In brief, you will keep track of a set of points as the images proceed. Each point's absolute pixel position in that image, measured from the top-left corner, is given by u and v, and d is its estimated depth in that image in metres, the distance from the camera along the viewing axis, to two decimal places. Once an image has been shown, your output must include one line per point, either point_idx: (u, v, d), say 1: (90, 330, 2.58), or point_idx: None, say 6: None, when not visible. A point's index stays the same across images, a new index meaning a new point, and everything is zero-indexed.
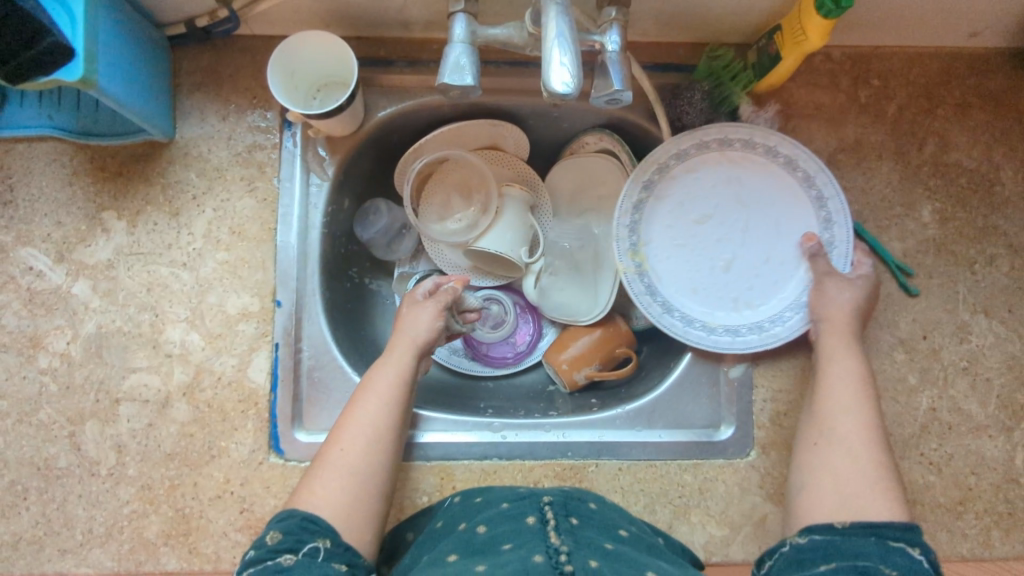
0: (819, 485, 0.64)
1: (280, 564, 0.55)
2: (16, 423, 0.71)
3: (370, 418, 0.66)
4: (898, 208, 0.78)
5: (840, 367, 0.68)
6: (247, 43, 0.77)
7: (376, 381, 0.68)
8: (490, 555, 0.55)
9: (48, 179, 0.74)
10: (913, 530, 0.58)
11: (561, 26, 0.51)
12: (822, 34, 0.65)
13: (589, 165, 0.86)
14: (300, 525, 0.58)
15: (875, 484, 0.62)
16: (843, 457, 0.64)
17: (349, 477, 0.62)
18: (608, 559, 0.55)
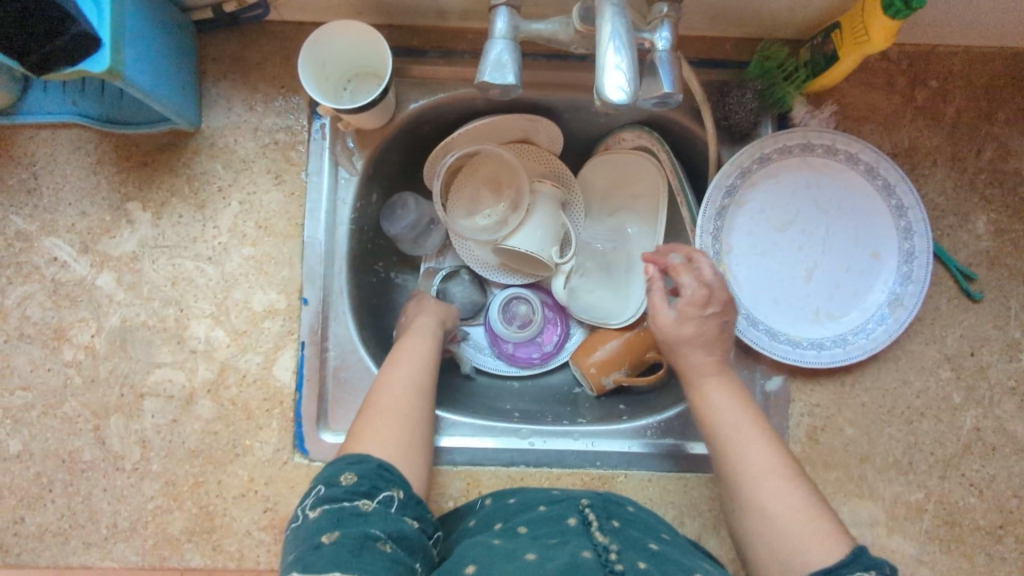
0: (766, 543, 0.56)
1: (359, 508, 0.55)
2: (41, 415, 0.70)
3: (399, 406, 0.66)
4: (952, 218, 0.74)
5: (716, 410, 0.64)
6: (276, 30, 0.74)
7: (403, 356, 0.71)
8: (538, 543, 0.55)
9: (73, 167, 0.72)
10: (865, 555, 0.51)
11: (616, 26, 0.48)
12: (886, 37, 0.61)
13: (627, 163, 0.82)
14: (377, 473, 0.58)
15: (809, 527, 0.55)
16: (769, 504, 0.57)
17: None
18: (655, 559, 0.54)
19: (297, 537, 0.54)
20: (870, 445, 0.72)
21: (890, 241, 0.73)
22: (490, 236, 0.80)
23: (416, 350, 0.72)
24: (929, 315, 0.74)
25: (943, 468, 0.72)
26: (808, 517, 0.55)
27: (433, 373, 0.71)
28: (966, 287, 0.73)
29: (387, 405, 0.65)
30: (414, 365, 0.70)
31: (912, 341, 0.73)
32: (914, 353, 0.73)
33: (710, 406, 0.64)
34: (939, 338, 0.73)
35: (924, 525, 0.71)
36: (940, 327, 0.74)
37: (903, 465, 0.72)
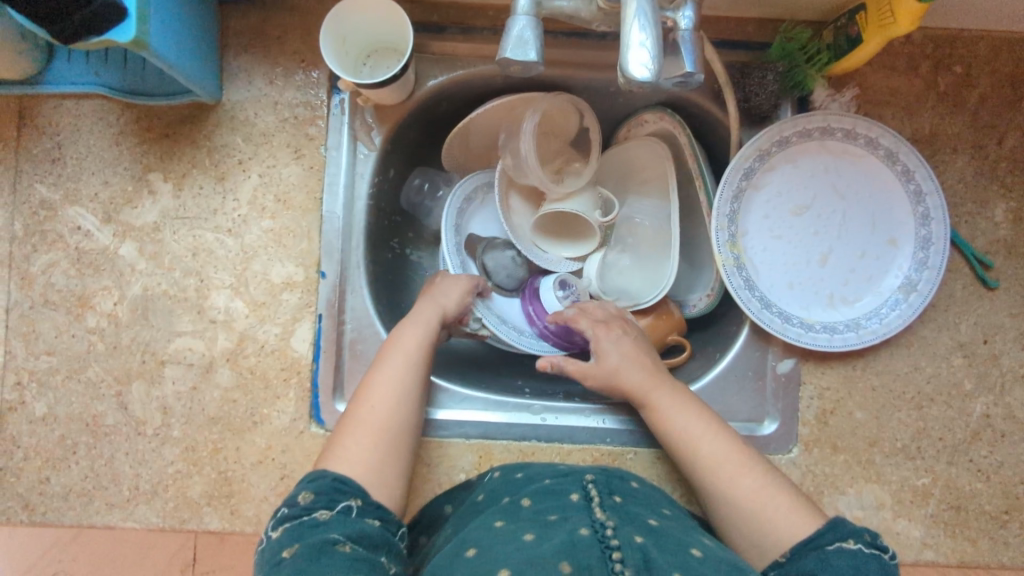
0: (739, 521, 0.62)
1: (317, 520, 0.56)
2: (66, 380, 0.72)
3: (392, 399, 0.66)
4: (970, 206, 0.74)
5: (670, 414, 0.67)
6: (297, 4, 0.74)
7: (397, 343, 0.69)
8: (538, 522, 0.56)
9: (97, 138, 0.73)
10: (841, 525, 0.58)
11: (642, 3, 0.48)
12: (913, 19, 0.61)
13: (642, 150, 0.82)
14: (333, 487, 0.59)
15: (773, 510, 0.61)
16: (734, 492, 0.63)
17: (374, 463, 0.63)
18: (652, 535, 0.55)
19: (263, 558, 0.55)
20: (879, 429, 0.73)
21: (907, 227, 0.73)
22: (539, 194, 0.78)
23: (413, 333, 0.70)
24: (944, 301, 0.74)
25: (951, 453, 0.73)
26: (772, 499, 0.62)
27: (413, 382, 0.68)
28: (981, 274, 0.73)
29: (380, 395, 0.66)
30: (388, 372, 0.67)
31: (925, 326, 0.74)
32: (926, 339, 0.73)
33: (665, 411, 0.68)
34: (953, 325, 0.74)
35: (930, 509, 0.72)
36: (954, 314, 0.74)
37: (911, 450, 0.73)
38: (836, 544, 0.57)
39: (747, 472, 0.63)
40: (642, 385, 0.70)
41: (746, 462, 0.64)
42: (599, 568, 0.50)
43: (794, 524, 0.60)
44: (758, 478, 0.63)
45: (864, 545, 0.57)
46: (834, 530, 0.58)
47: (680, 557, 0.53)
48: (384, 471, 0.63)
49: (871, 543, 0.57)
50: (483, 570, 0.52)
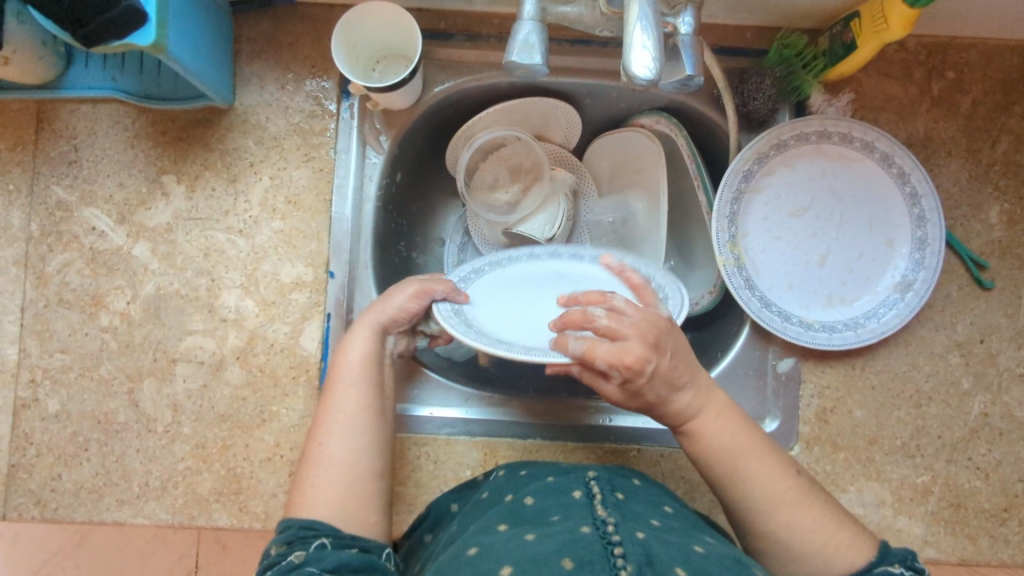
0: (770, 539, 0.60)
1: (291, 564, 0.52)
2: (79, 377, 0.73)
3: (343, 425, 0.61)
4: (965, 208, 0.75)
5: (709, 434, 0.61)
6: (308, 12, 0.76)
7: (342, 367, 0.65)
8: (541, 523, 0.56)
9: (112, 141, 0.75)
10: (889, 553, 0.58)
11: (644, 7, 0.50)
12: (904, 25, 0.63)
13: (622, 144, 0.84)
14: (299, 534, 0.55)
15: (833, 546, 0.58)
16: (785, 525, 0.59)
17: (340, 491, 0.58)
18: (654, 531, 0.55)
19: None
20: (878, 428, 0.74)
21: (903, 229, 0.75)
22: (502, 215, 0.85)
23: (355, 350, 0.65)
24: (940, 301, 0.75)
25: (950, 451, 0.74)
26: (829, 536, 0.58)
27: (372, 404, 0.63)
28: (977, 275, 0.75)
29: (335, 418, 0.62)
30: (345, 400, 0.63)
31: (922, 325, 0.75)
32: (924, 338, 0.75)
33: (712, 436, 0.61)
34: (949, 324, 0.75)
35: (929, 506, 0.73)
36: (951, 314, 0.75)
37: (910, 448, 0.74)
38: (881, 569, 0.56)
39: (798, 506, 0.59)
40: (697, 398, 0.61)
41: (799, 495, 0.59)
42: (600, 563, 0.49)
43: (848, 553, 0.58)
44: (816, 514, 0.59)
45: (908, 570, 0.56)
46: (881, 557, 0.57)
47: (682, 553, 0.52)
48: (350, 502, 0.58)
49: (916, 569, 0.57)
50: (483, 568, 0.52)
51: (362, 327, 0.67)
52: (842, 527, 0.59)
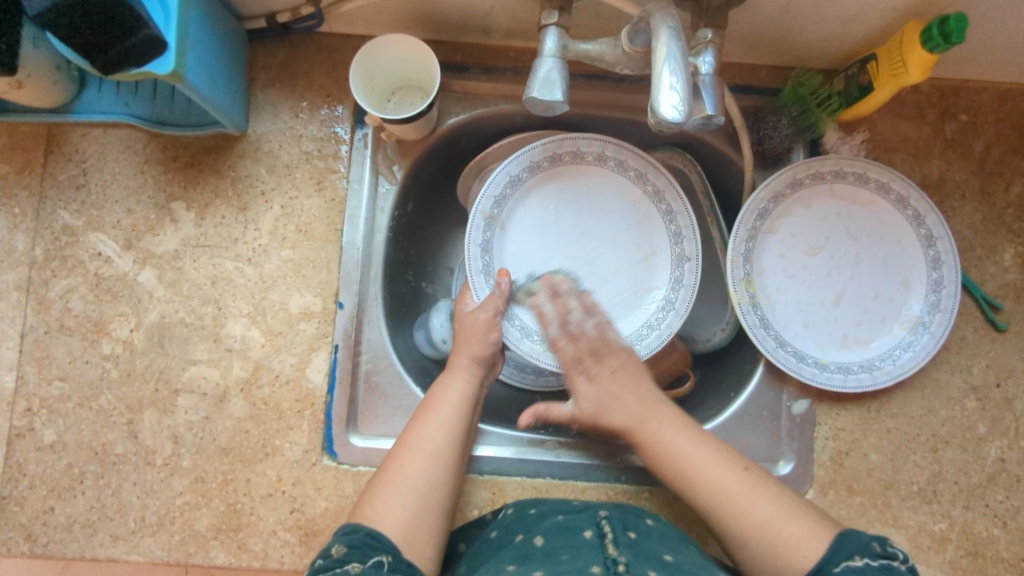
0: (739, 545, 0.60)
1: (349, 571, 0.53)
2: (77, 407, 0.71)
3: (429, 454, 0.63)
4: (979, 250, 0.75)
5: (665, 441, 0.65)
6: (326, 40, 0.76)
7: (437, 401, 0.67)
8: (550, 560, 0.56)
9: (122, 166, 0.74)
10: (848, 539, 0.56)
11: (672, 47, 0.50)
12: (923, 69, 0.63)
13: None
14: (364, 542, 0.57)
15: (784, 541, 0.58)
16: (737, 521, 0.60)
17: (408, 517, 0.60)
18: (667, 571, 0.54)
19: None
20: (894, 472, 0.72)
21: (918, 271, 0.74)
22: None
23: (451, 387, 0.68)
24: (956, 344, 0.74)
25: (968, 496, 0.72)
26: (786, 525, 0.58)
27: (458, 444, 0.65)
28: (991, 317, 0.74)
29: (422, 444, 0.64)
30: (428, 434, 0.64)
31: (937, 368, 0.74)
32: (939, 381, 0.74)
33: (664, 439, 0.65)
34: (966, 367, 0.74)
35: (947, 555, 0.71)
36: (967, 356, 0.74)
37: (927, 493, 0.72)
38: (840, 565, 0.55)
39: (751, 494, 0.61)
40: (631, 419, 0.67)
41: (746, 490, 0.61)
42: None
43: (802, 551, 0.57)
44: (768, 504, 0.60)
45: (871, 560, 0.54)
46: (840, 547, 0.56)
47: None
48: (414, 533, 0.60)
49: (880, 554, 0.55)
50: None
51: (460, 367, 0.69)
52: (802, 514, 0.59)
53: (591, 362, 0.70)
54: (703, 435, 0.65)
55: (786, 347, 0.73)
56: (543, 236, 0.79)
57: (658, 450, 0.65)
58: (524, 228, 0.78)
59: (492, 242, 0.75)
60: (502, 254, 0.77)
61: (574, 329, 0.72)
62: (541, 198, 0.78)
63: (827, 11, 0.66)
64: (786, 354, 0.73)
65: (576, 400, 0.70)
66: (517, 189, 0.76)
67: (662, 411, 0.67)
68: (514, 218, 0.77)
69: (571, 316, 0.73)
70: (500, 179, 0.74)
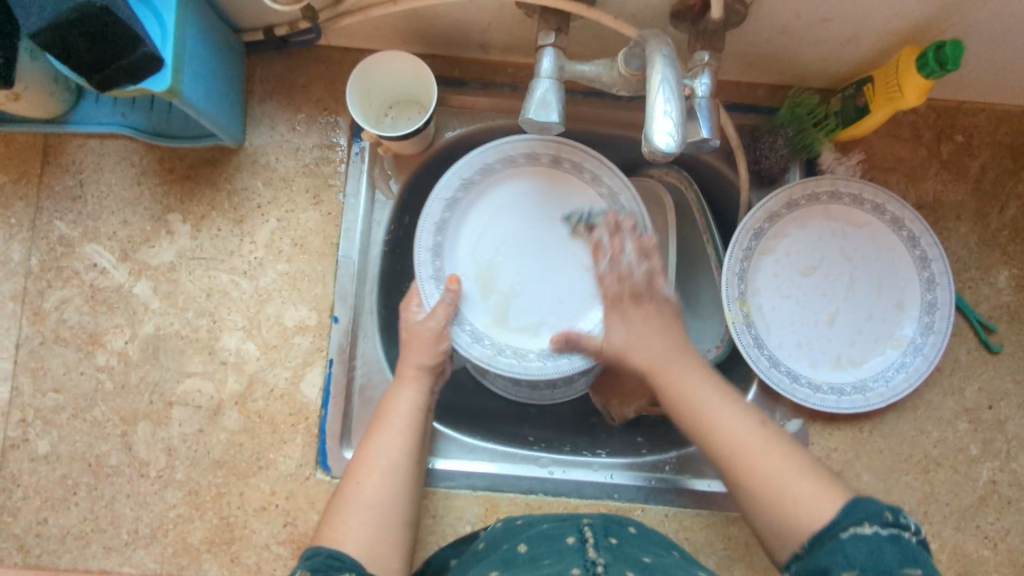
0: (761, 510, 0.57)
1: None
2: (71, 418, 0.71)
3: (383, 470, 0.64)
4: (973, 272, 0.75)
5: (689, 384, 0.64)
6: (323, 53, 0.76)
7: (390, 413, 0.67)
8: (532, 565, 0.56)
9: (118, 178, 0.74)
10: (858, 507, 0.53)
11: (666, 72, 0.50)
12: (920, 94, 0.63)
13: None
14: (326, 563, 0.56)
15: (793, 498, 0.56)
16: (753, 484, 0.58)
17: (371, 534, 0.61)
18: (647, 572, 0.54)
19: None
20: (886, 492, 0.73)
21: (912, 292, 0.74)
22: None
23: (402, 399, 0.68)
24: (949, 366, 0.74)
25: (959, 518, 0.73)
26: (792, 484, 0.56)
27: (410, 455, 0.66)
28: (984, 339, 0.74)
29: (376, 458, 0.65)
30: (379, 448, 0.65)
31: (930, 389, 0.74)
32: (932, 403, 0.74)
33: (685, 388, 0.64)
34: (958, 390, 0.74)
35: None
36: (960, 379, 0.74)
37: (918, 514, 0.72)
38: (849, 531, 0.51)
39: (770, 456, 0.58)
40: (655, 360, 0.66)
41: (759, 444, 0.59)
42: None
43: (813, 511, 0.54)
44: (779, 462, 0.58)
45: (880, 527, 0.51)
46: (848, 515, 0.52)
47: None
48: (377, 545, 0.61)
49: (890, 524, 0.51)
50: None
51: (409, 377, 0.70)
52: (814, 474, 0.57)
53: (629, 302, 0.69)
54: (727, 391, 0.64)
55: (779, 366, 0.74)
56: (489, 242, 0.77)
57: (678, 401, 0.64)
58: (475, 230, 0.77)
59: (448, 224, 0.75)
60: (453, 257, 0.76)
61: (615, 246, 0.72)
62: (488, 206, 0.77)
63: (824, 33, 0.66)
64: (780, 376, 0.73)
65: (606, 335, 0.70)
66: (469, 198, 0.76)
67: (684, 361, 0.66)
68: (467, 220, 0.76)
69: (622, 255, 0.71)
70: (470, 162, 0.74)
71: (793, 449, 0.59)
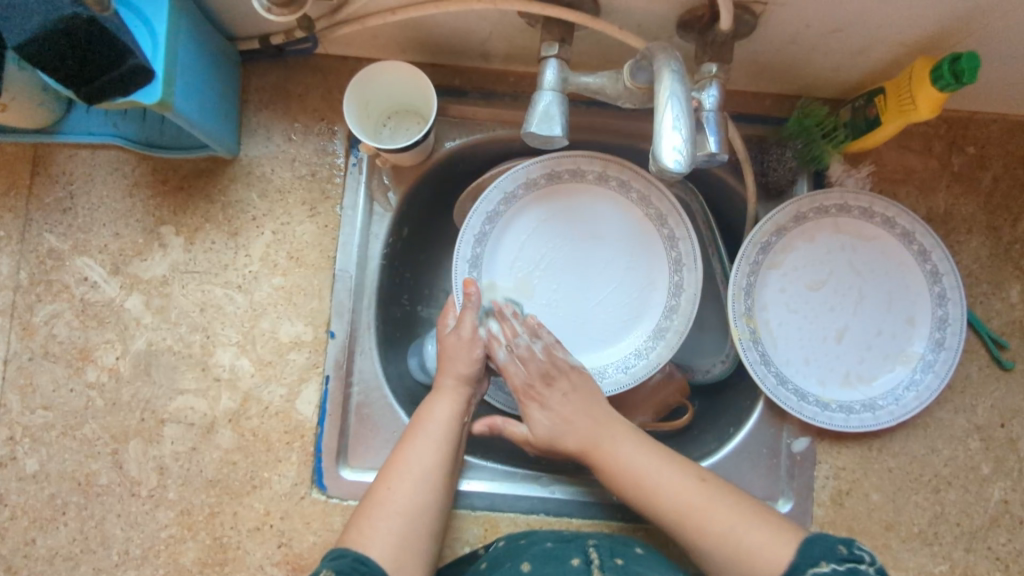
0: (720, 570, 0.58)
1: None
2: (61, 436, 0.69)
3: (416, 476, 0.62)
4: (985, 286, 0.74)
5: (621, 448, 0.64)
6: (320, 62, 0.75)
7: (425, 419, 0.66)
8: None
9: (110, 189, 0.72)
10: (816, 545, 0.55)
11: (675, 87, 0.49)
12: (933, 106, 0.61)
13: None
14: (352, 566, 0.56)
15: (751, 549, 0.57)
16: (707, 537, 0.59)
17: (396, 542, 0.59)
18: None
19: None
20: (896, 513, 0.71)
21: (923, 307, 0.73)
22: None
23: (438, 408, 0.67)
24: (960, 383, 0.73)
25: (970, 539, 0.71)
26: (749, 533, 0.57)
27: (443, 463, 0.64)
28: (996, 355, 0.73)
29: (411, 463, 0.63)
30: (415, 454, 0.63)
31: (941, 407, 0.73)
32: (942, 421, 0.72)
33: (621, 461, 0.63)
34: (969, 407, 0.73)
35: None
36: (971, 396, 0.73)
37: (928, 535, 0.71)
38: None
39: (721, 508, 0.59)
40: (586, 442, 0.65)
41: (708, 500, 0.60)
42: None
43: (771, 554, 0.56)
44: (730, 512, 0.59)
45: (836, 565, 0.54)
46: (806, 558, 0.55)
47: None
48: (404, 555, 0.59)
49: (846, 558, 0.54)
50: None
51: (447, 387, 0.68)
52: (763, 516, 0.59)
53: (541, 387, 0.68)
54: (661, 448, 0.64)
55: (786, 383, 0.72)
56: (528, 249, 0.77)
57: (615, 475, 0.63)
58: (515, 238, 0.76)
59: (488, 235, 0.75)
60: (492, 262, 0.76)
61: (523, 352, 0.70)
62: (538, 213, 0.76)
63: (834, 43, 0.64)
64: (787, 395, 0.71)
65: (531, 425, 0.68)
66: (514, 203, 0.75)
67: (616, 430, 0.65)
68: (509, 227, 0.76)
69: (518, 339, 0.71)
70: (517, 174, 0.73)
71: (737, 495, 0.61)
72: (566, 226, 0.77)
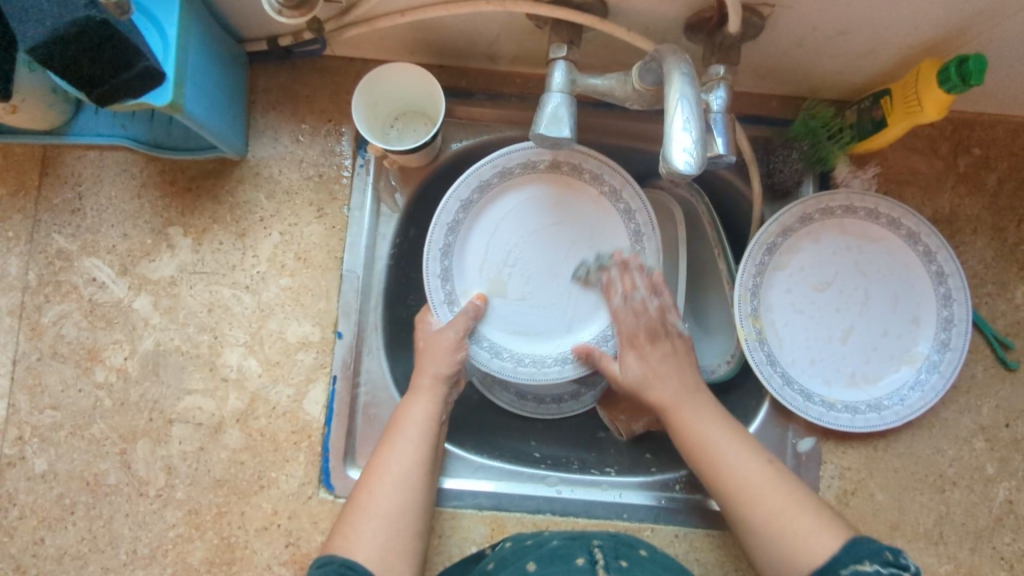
0: (762, 559, 0.59)
1: None
2: (69, 436, 0.70)
3: (395, 481, 0.63)
4: (990, 287, 0.74)
5: (699, 422, 0.64)
6: (328, 64, 0.75)
7: (404, 421, 0.66)
8: None
9: (118, 190, 0.72)
10: (859, 545, 0.56)
11: (685, 89, 0.49)
12: (939, 108, 0.62)
13: None
14: (339, 572, 0.57)
15: (799, 536, 0.58)
16: (758, 516, 0.60)
17: (383, 544, 0.60)
18: None
19: None
20: (901, 512, 0.71)
21: (928, 308, 0.73)
22: None
23: (415, 410, 0.67)
24: (965, 384, 0.73)
25: (975, 539, 0.71)
26: (798, 524, 0.58)
27: (423, 466, 0.64)
28: (1001, 355, 0.73)
29: (391, 468, 0.63)
30: (394, 457, 0.64)
31: (946, 407, 0.73)
32: (948, 421, 0.73)
33: (695, 426, 0.64)
34: (975, 408, 0.73)
35: None
36: (976, 397, 0.73)
37: (933, 535, 0.71)
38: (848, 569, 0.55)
39: (779, 497, 0.60)
40: (668, 401, 0.66)
41: (768, 482, 0.61)
42: None
43: (814, 547, 0.57)
44: (786, 499, 0.60)
45: (879, 566, 0.54)
46: (849, 552, 0.56)
47: None
48: (390, 559, 0.60)
49: (890, 563, 0.55)
50: None
51: (424, 386, 0.68)
52: (819, 513, 0.59)
53: (645, 341, 0.68)
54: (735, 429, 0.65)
55: (793, 383, 0.72)
56: (495, 253, 0.75)
57: (686, 435, 0.64)
58: (479, 244, 0.75)
59: (452, 247, 0.73)
60: (462, 271, 0.74)
61: (639, 304, 0.69)
62: (497, 214, 0.75)
63: (840, 45, 0.65)
64: (793, 395, 0.71)
65: (622, 368, 0.69)
66: (472, 211, 0.73)
67: (697, 400, 0.66)
68: (472, 233, 0.74)
69: (635, 293, 0.70)
70: (470, 182, 0.71)
71: (793, 485, 0.61)
72: (531, 218, 0.75)
